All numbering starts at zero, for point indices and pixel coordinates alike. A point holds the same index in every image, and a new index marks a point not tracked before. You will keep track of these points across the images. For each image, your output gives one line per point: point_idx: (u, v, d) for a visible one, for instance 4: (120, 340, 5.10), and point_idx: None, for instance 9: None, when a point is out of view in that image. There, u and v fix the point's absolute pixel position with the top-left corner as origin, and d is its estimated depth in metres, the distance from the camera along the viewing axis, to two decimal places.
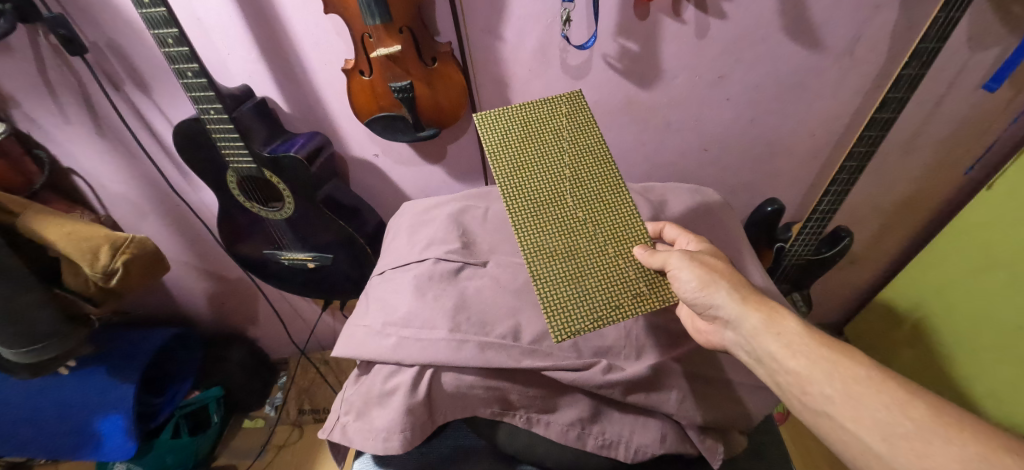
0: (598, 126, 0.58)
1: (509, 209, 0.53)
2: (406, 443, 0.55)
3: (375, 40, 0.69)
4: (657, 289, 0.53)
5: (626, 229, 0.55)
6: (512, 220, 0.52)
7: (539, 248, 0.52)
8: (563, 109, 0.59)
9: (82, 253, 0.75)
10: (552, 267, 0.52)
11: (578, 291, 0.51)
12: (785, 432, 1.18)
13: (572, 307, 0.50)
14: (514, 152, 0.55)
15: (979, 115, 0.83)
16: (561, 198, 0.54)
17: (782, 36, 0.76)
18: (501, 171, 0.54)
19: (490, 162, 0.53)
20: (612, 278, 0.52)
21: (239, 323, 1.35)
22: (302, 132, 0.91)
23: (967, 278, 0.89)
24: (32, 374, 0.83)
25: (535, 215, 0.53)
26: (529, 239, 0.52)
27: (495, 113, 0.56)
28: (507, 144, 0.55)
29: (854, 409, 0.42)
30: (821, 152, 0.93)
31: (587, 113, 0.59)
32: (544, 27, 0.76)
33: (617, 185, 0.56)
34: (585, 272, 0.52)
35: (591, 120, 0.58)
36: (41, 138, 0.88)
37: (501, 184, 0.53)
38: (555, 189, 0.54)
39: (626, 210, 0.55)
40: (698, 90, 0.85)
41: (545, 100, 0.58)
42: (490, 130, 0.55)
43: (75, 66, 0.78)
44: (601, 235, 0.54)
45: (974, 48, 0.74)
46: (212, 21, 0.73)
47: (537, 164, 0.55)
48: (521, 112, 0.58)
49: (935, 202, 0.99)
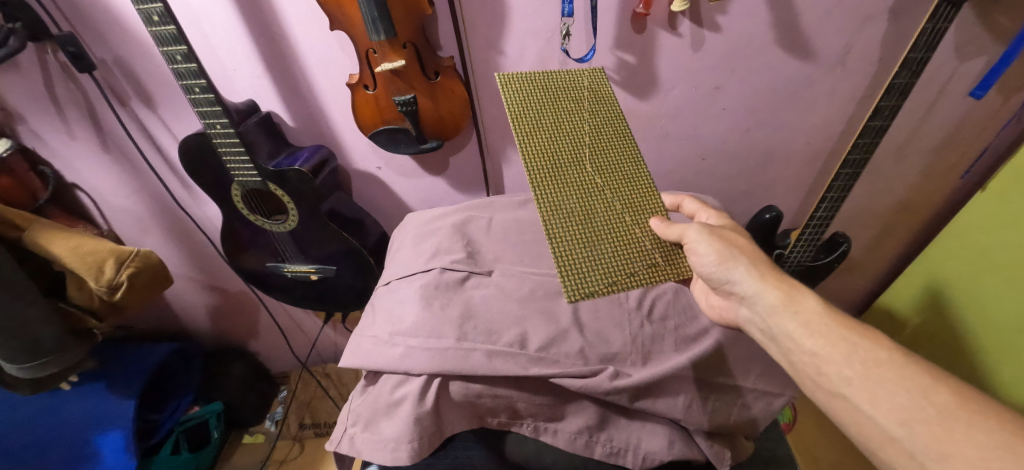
0: (616, 103, 0.60)
1: (527, 167, 0.52)
2: (413, 455, 0.54)
3: (379, 55, 0.71)
4: (671, 259, 0.55)
5: (643, 200, 0.56)
6: (529, 178, 0.52)
7: (557, 209, 0.52)
8: (584, 82, 0.60)
9: (88, 267, 0.75)
10: (568, 230, 0.51)
11: (593, 255, 0.51)
12: (793, 443, 1.19)
13: (587, 270, 0.50)
14: (535, 113, 0.55)
15: (970, 122, 0.85)
16: (580, 165, 0.55)
17: (775, 48, 0.78)
18: (522, 131, 0.54)
19: (512, 119, 0.53)
20: (629, 244, 0.53)
21: (239, 336, 1.34)
22: (305, 145, 0.92)
23: (971, 278, 0.90)
24: (35, 390, 0.81)
25: (554, 177, 0.53)
26: (546, 199, 0.52)
27: (518, 74, 0.56)
28: (530, 105, 0.55)
29: (873, 390, 0.43)
30: (816, 160, 0.95)
31: (606, 88, 0.60)
32: (545, 42, 0.78)
33: (635, 158, 0.58)
34: (601, 237, 0.52)
35: (610, 95, 0.60)
36: (46, 154, 0.89)
37: (522, 141, 0.53)
38: (574, 155, 0.55)
39: (642, 183, 0.57)
40: (695, 101, 0.86)
41: (567, 71, 0.60)
42: (513, 90, 0.55)
43: (83, 83, 0.80)
44: (619, 203, 0.55)
45: (962, 57, 0.77)
46: (220, 38, 0.75)
47: (558, 126, 0.56)
48: (543, 78, 0.58)
49: (931, 207, 1.00)
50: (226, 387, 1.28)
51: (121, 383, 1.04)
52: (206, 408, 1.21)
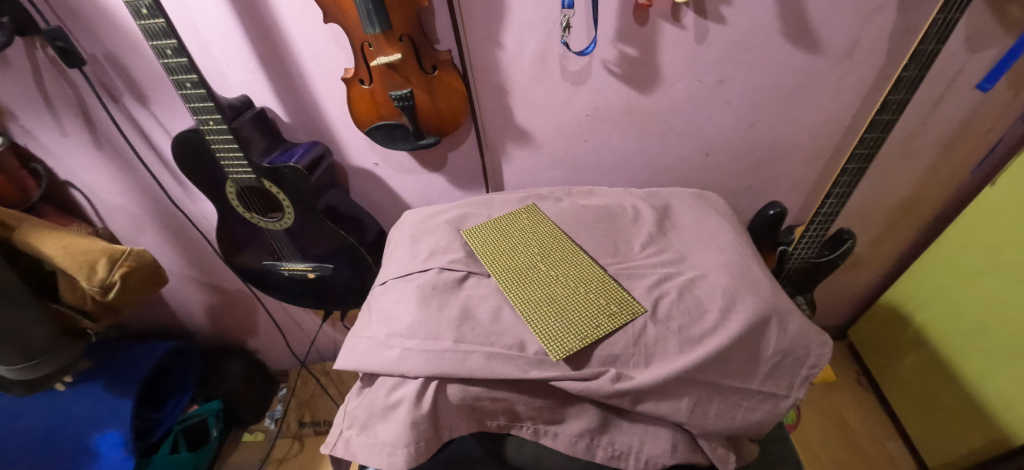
0: (547, 215, 0.77)
1: (504, 289, 0.63)
2: (410, 459, 0.53)
3: (374, 49, 0.69)
4: (624, 304, 0.59)
5: (591, 273, 0.65)
6: (505, 293, 0.62)
7: (528, 299, 0.61)
8: (521, 215, 0.78)
9: (79, 267, 0.73)
10: (539, 308, 0.60)
11: (565, 324, 0.58)
12: (795, 440, 1.18)
13: (562, 334, 0.56)
14: (500, 258, 0.68)
15: (980, 116, 0.83)
16: (535, 265, 0.67)
17: (781, 40, 0.76)
18: (492, 264, 0.67)
19: (480, 257, 0.68)
20: (589, 307, 0.60)
21: (238, 334, 1.34)
22: (301, 141, 0.90)
23: (982, 275, 0.89)
24: (28, 391, 0.78)
25: (519, 280, 0.65)
26: (519, 293, 0.62)
27: (477, 226, 0.75)
28: (494, 248, 0.70)
29: None
30: (822, 155, 0.93)
31: (535, 210, 0.79)
32: (544, 34, 0.76)
33: (572, 246, 0.70)
34: (565, 308, 0.60)
35: (539, 212, 0.78)
36: (38, 151, 0.87)
37: (493, 263, 0.67)
38: (530, 261, 0.68)
39: (585, 261, 0.67)
40: (698, 95, 0.84)
41: (508, 213, 0.78)
42: (477, 238, 0.72)
43: (73, 78, 0.78)
44: (571, 281, 0.64)
45: (972, 49, 0.74)
46: (212, 32, 0.74)
47: (512, 246, 0.70)
48: (495, 220, 0.76)
49: (937, 201, 0.99)
50: (225, 385, 1.28)
51: (121, 383, 1.03)
52: (204, 406, 1.21)
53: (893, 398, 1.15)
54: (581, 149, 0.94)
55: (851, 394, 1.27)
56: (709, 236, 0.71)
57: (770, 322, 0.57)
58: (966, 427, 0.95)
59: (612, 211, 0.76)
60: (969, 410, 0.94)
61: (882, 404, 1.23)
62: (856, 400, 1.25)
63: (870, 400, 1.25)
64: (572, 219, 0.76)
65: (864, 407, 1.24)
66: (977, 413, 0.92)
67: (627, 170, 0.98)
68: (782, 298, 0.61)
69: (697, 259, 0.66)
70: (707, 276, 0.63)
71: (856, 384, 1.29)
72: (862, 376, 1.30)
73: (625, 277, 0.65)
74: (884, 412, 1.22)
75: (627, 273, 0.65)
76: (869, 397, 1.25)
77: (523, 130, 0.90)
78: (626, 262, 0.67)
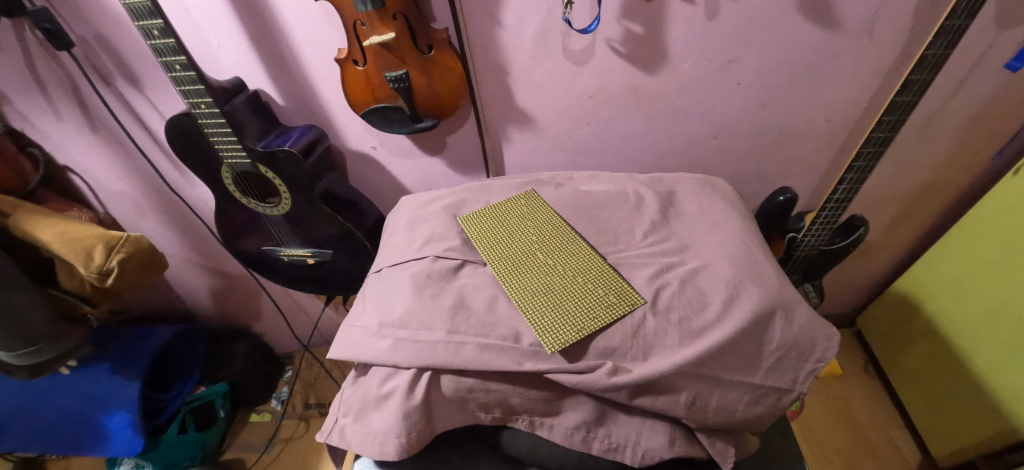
0: (546, 202, 0.75)
1: (500, 277, 0.62)
2: (403, 449, 0.52)
3: (367, 27, 0.66)
4: (623, 295, 0.58)
5: (589, 262, 0.63)
6: (501, 282, 0.61)
7: (524, 289, 0.60)
8: (520, 202, 0.76)
9: (77, 253, 0.73)
10: (535, 298, 0.59)
11: (561, 315, 0.56)
12: (797, 428, 1.17)
13: (558, 325, 0.55)
14: (497, 244, 0.67)
15: (1007, 96, 0.78)
16: (533, 254, 0.65)
17: (796, 16, 0.72)
18: (489, 251, 0.66)
19: (476, 245, 0.67)
20: (586, 298, 0.58)
21: (243, 317, 1.35)
22: (297, 124, 0.88)
23: (1003, 264, 0.85)
24: (32, 375, 0.80)
25: (515, 267, 0.63)
26: (514, 282, 0.61)
27: (475, 212, 0.73)
28: (490, 235, 0.69)
29: None
30: (835, 139, 0.89)
31: (535, 197, 0.76)
32: (545, 11, 0.72)
33: (570, 235, 0.68)
34: (562, 298, 0.58)
35: (539, 199, 0.75)
36: (35, 136, 0.87)
37: (489, 250, 0.66)
38: (527, 249, 0.66)
39: (583, 250, 0.65)
40: (707, 75, 0.80)
41: (506, 200, 0.76)
42: (474, 224, 0.71)
43: (64, 61, 0.77)
44: (569, 270, 0.63)
45: (1003, 26, 0.69)
46: (201, 12, 0.71)
47: (510, 234, 0.69)
48: (493, 207, 0.75)
49: (955, 187, 0.95)
50: (229, 368, 1.29)
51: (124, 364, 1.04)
52: (211, 389, 1.23)
53: (900, 386, 1.13)
54: (585, 132, 0.91)
55: (858, 383, 1.25)
56: (714, 223, 0.69)
57: (775, 314, 0.55)
58: (977, 419, 0.92)
59: (613, 197, 0.74)
60: (980, 401, 0.91)
61: (889, 392, 1.22)
62: (862, 389, 1.24)
63: (876, 389, 1.23)
64: (572, 206, 0.73)
65: (870, 396, 1.22)
66: (989, 405, 0.89)
67: (633, 154, 0.95)
68: (789, 290, 0.58)
69: (701, 248, 0.64)
70: (711, 267, 0.61)
71: (863, 373, 1.27)
72: (868, 364, 1.28)
73: (625, 266, 0.63)
74: (890, 400, 1.21)
75: (627, 262, 0.63)
76: (876, 386, 1.24)
77: (523, 112, 0.87)
78: (627, 250, 0.66)
